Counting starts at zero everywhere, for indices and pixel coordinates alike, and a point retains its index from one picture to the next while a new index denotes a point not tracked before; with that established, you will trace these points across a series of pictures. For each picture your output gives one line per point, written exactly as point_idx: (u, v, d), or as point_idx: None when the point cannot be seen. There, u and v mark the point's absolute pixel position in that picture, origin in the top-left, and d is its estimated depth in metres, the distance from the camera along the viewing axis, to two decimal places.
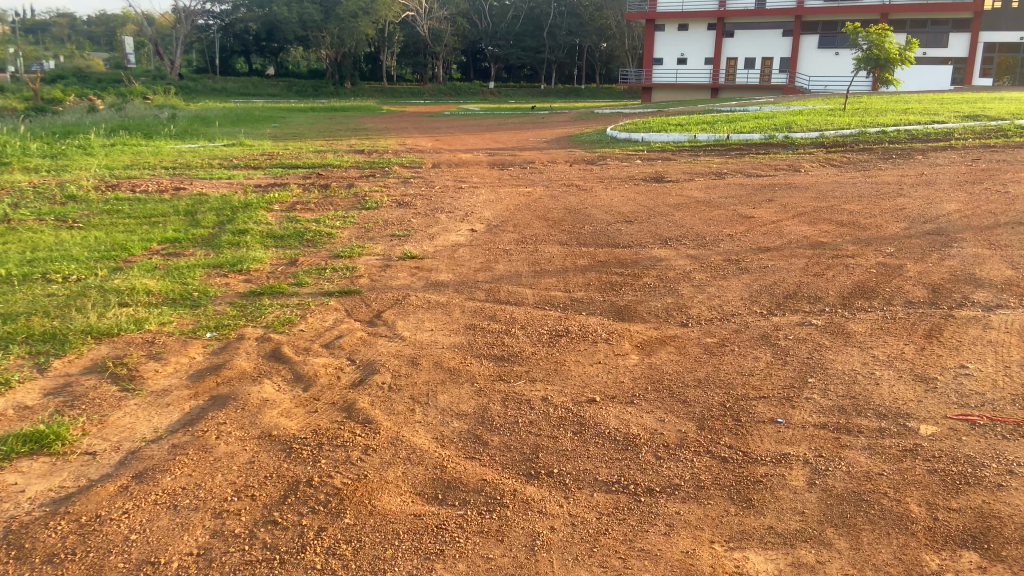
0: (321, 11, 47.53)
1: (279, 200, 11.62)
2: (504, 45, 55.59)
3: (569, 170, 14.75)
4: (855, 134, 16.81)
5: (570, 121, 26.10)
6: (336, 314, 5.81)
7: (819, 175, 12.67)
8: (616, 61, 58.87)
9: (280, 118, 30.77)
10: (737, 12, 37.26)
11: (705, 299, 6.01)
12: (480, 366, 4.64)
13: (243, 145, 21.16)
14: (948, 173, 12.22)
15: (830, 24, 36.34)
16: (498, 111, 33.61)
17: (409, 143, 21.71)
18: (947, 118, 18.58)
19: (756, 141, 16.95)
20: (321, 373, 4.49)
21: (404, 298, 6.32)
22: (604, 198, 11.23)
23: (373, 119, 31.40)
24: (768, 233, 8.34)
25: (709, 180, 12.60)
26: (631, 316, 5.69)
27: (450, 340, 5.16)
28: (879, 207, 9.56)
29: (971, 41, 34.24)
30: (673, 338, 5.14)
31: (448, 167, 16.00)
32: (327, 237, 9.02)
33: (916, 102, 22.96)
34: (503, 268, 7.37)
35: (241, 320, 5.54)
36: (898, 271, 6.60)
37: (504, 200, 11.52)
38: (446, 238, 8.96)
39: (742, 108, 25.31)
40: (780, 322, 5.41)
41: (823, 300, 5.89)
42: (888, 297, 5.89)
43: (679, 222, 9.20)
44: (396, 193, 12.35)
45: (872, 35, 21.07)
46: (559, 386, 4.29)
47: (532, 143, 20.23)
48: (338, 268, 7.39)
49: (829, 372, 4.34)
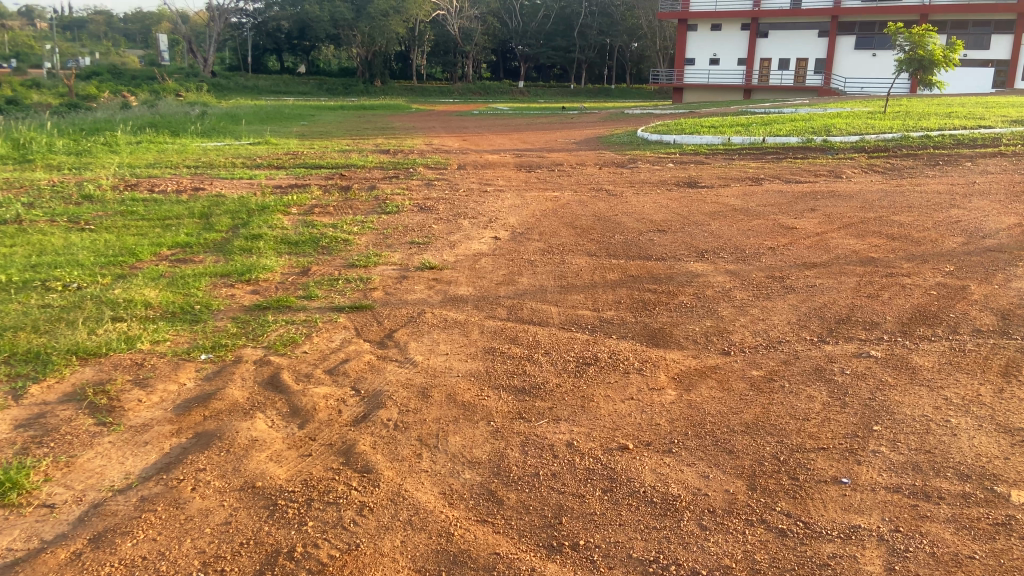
0: (352, 10, 47.32)
1: (297, 203, 11.24)
2: (534, 45, 55.09)
3: (599, 173, 14.24)
4: (897, 139, 16.04)
5: (600, 122, 25.50)
6: (345, 333, 5.37)
7: (862, 182, 12.01)
8: (647, 61, 58.11)
9: (308, 116, 30.58)
10: (772, 13, 36.42)
11: (748, 324, 5.46)
12: (499, 399, 4.18)
13: (269, 143, 20.91)
14: (1003, 182, 11.48)
15: (868, 24, 35.32)
16: (526, 111, 33.14)
17: (435, 142, 21.27)
18: (995, 122, 17.71)
19: (793, 145, 16.26)
20: (320, 406, 4.04)
21: (418, 315, 5.86)
22: (635, 204, 10.70)
23: (401, 117, 31.03)
24: (813, 247, 7.76)
25: (746, 186, 11.99)
26: (666, 342, 5.16)
27: (466, 368, 4.69)
28: (931, 218, 8.93)
29: (1014, 42, 33.04)
30: (714, 370, 4.62)
31: (474, 169, 15.55)
32: (344, 244, 8.60)
33: (958, 106, 22.07)
34: (527, 282, 6.88)
35: (240, 339, 5.12)
36: (960, 293, 5.99)
37: (530, 205, 11.02)
38: (467, 246, 8.49)
39: (778, 109, 24.56)
40: (834, 353, 4.86)
41: (880, 327, 5.31)
42: (952, 325, 5.30)
43: (715, 232, 8.64)
44: (419, 197, 11.91)
45: (915, 35, 20.17)
46: (587, 428, 3.79)
47: (562, 144, 19.71)
48: (352, 280, 6.95)
49: (897, 418, 3.78)
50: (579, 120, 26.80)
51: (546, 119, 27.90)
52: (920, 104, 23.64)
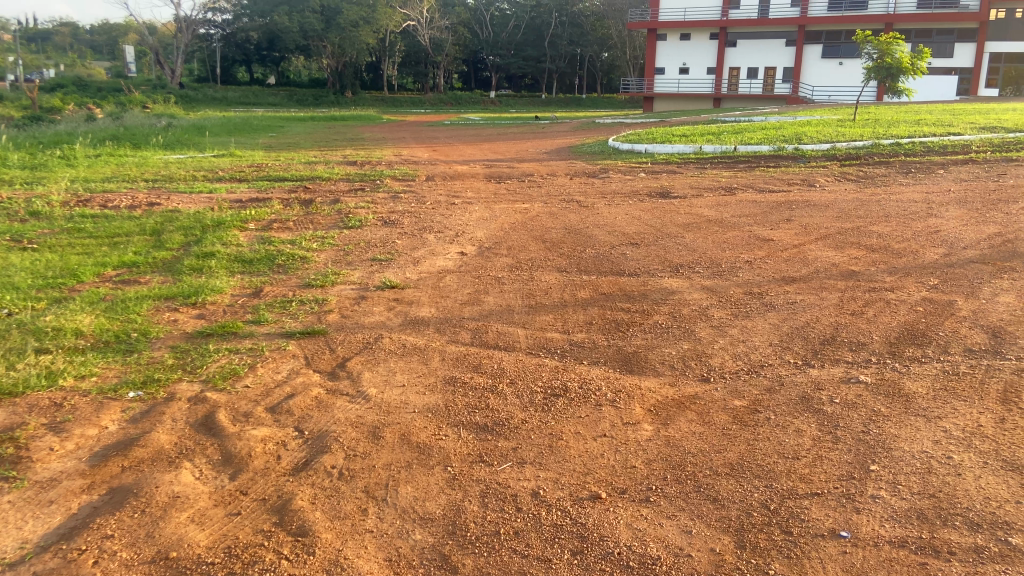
0: (322, 20, 46.47)
1: (255, 218, 10.77)
2: (505, 55, 55.00)
3: (570, 184, 13.90)
4: (868, 146, 15.94)
5: (571, 131, 25.25)
6: (293, 362, 4.97)
7: (836, 191, 11.81)
8: (618, 70, 58.31)
9: (277, 127, 30.02)
10: (740, 22, 36.58)
11: (728, 346, 5.11)
12: (460, 439, 3.80)
13: (233, 156, 20.33)
14: (978, 190, 11.32)
15: (834, 34, 35.59)
16: (498, 120, 32.93)
17: (404, 153, 20.84)
18: (963, 129, 17.68)
19: (764, 153, 16.10)
20: (257, 452, 3.62)
21: (375, 342, 5.44)
22: (607, 215, 10.37)
23: (371, 128, 30.60)
24: (791, 260, 7.48)
25: (719, 196, 11.72)
26: (641, 367, 4.81)
27: (423, 403, 4.28)
28: (909, 228, 8.70)
29: (976, 50, 33.24)
30: (693, 401, 4.27)
31: (442, 180, 15.16)
32: (302, 262, 8.16)
33: (925, 113, 22.18)
34: (493, 301, 6.49)
35: (176, 372, 4.69)
36: (947, 310, 5.70)
37: (498, 218, 10.64)
38: (431, 263, 8.08)
39: (748, 118, 24.55)
40: (820, 378, 4.53)
41: (867, 348, 5.00)
42: (942, 344, 4.99)
43: (689, 245, 8.32)
44: (383, 210, 11.48)
45: (881, 43, 20.28)
46: (555, 472, 3.41)
47: (533, 154, 19.39)
48: (306, 301, 6.55)
49: (894, 456, 3.44)
50: (550, 129, 26.63)
51: (518, 129, 27.63)
52: (889, 112, 23.69)
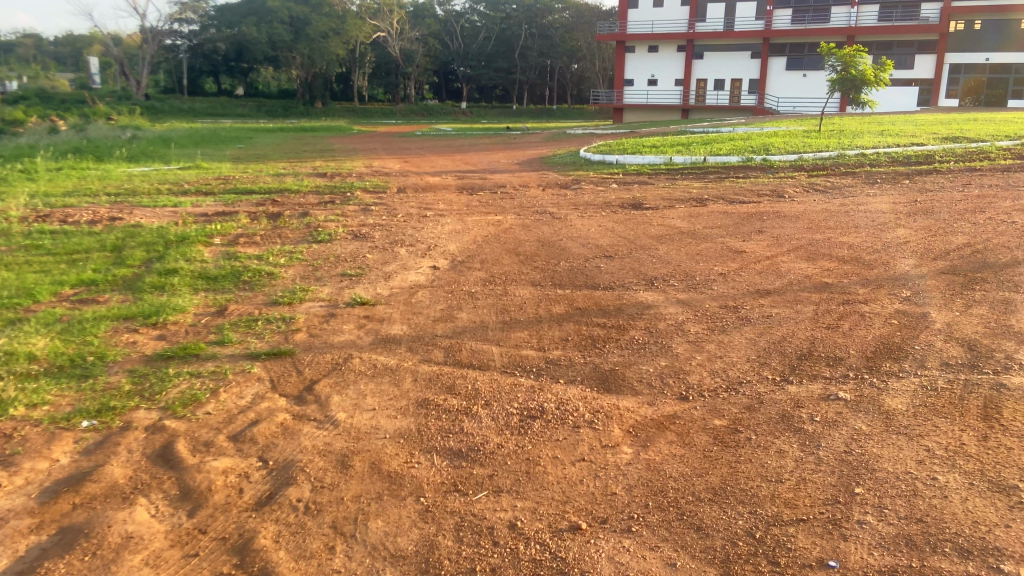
0: (290, 32, 45.98)
1: (221, 232, 10.54)
2: (475, 66, 55.02)
3: (542, 195, 13.82)
4: (834, 157, 16.10)
5: (542, 142, 25.23)
6: (258, 387, 4.85)
7: (805, 201, 11.86)
8: (587, 81, 58.62)
9: (245, 138, 29.62)
10: (706, 34, 36.99)
11: (706, 362, 5.03)
12: (434, 466, 3.67)
13: (200, 168, 19.98)
14: (944, 200, 11.43)
15: (798, 46, 36.10)
16: (470, 131, 32.93)
17: (375, 164, 20.66)
18: (927, 140, 17.93)
19: (733, 164, 16.20)
20: (216, 486, 3.59)
21: (345, 361, 5.29)
22: (580, 227, 10.29)
23: (341, 139, 30.37)
24: (765, 272, 7.44)
25: (691, 206, 11.71)
26: (618, 386, 4.70)
27: (395, 427, 4.15)
28: (880, 239, 8.72)
29: (937, 62, 33.83)
30: (673, 421, 4.17)
31: (413, 192, 15.00)
32: (269, 279, 7.98)
33: (891, 123, 22.48)
34: (466, 318, 6.35)
35: (133, 400, 4.59)
36: (922, 322, 5.67)
37: (471, 230, 10.51)
38: (403, 278, 7.92)
39: (716, 129, 24.79)
40: (800, 395, 4.45)
41: (844, 362, 4.94)
42: (919, 358, 4.95)
43: (663, 257, 8.26)
44: (353, 223, 11.31)
45: (844, 55, 20.58)
46: (532, 502, 3.31)
47: (504, 165, 19.31)
48: (273, 320, 6.39)
49: (879, 478, 3.37)
50: (522, 140, 26.61)
51: (489, 139, 27.55)
52: (854, 122, 24.01)
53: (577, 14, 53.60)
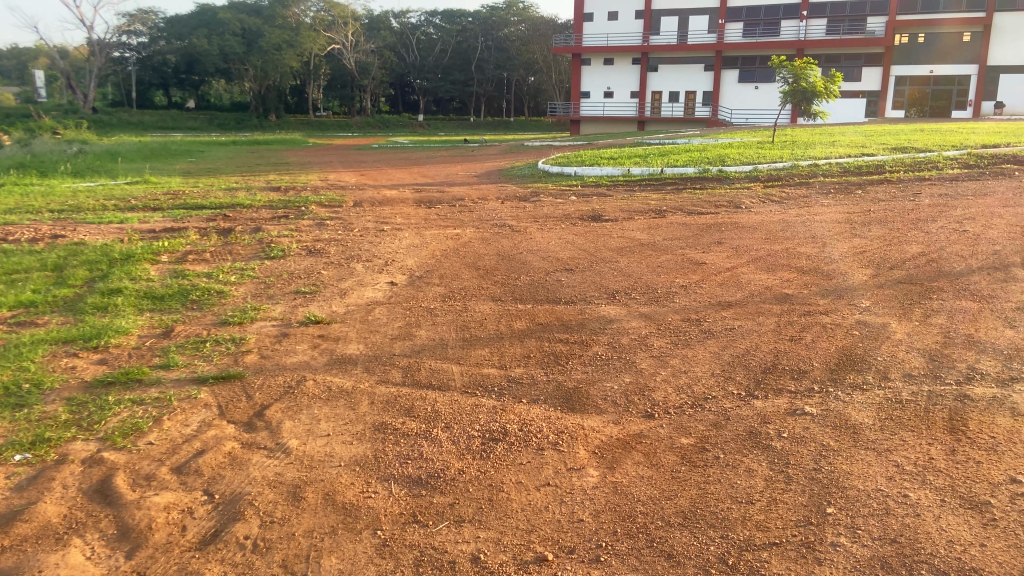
0: (243, 44, 45.33)
1: (169, 250, 10.21)
2: (432, 79, 54.91)
3: (501, 208, 13.71)
4: (788, 168, 16.32)
5: (500, 154, 25.14)
6: (204, 414, 4.62)
7: (762, 212, 11.95)
8: (544, 94, 58.96)
9: (197, 153, 28.97)
10: (660, 47, 37.46)
11: (670, 378, 4.93)
12: (392, 496, 3.49)
13: (148, 183, 19.40)
14: (897, 209, 11.61)
15: (749, 59, 36.76)
16: (427, 143, 32.72)
17: (331, 178, 20.33)
18: (877, 150, 18.31)
19: (690, 175, 16.31)
20: (158, 523, 3.38)
21: (297, 384, 5.08)
22: (540, 240, 10.18)
23: (296, 153, 29.86)
24: (725, 284, 7.41)
25: (649, 218, 11.71)
26: (582, 405, 4.57)
27: (350, 454, 3.96)
28: (837, 250, 8.80)
29: (883, 74, 34.73)
30: (639, 441, 4.05)
31: (370, 206, 14.76)
32: (218, 298, 7.71)
33: (841, 135, 22.92)
34: (425, 335, 6.17)
35: (69, 430, 4.33)
36: (882, 333, 5.67)
37: (429, 245, 10.33)
38: (359, 295, 7.72)
39: (672, 141, 25.01)
40: (765, 411, 4.38)
41: (809, 376, 4.89)
42: (881, 370, 4.93)
43: (624, 269, 8.20)
44: (308, 238, 11.04)
45: (796, 67, 20.92)
46: (495, 532, 3.17)
47: (463, 178, 19.15)
48: (221, 342, 6.14)
49: (849, 496, 3.29)
50: (480, 152, 26.50)
51: (447, 152, 27.38)
52: (805, 134, 24.45)
53: (532, 27, 53.86)
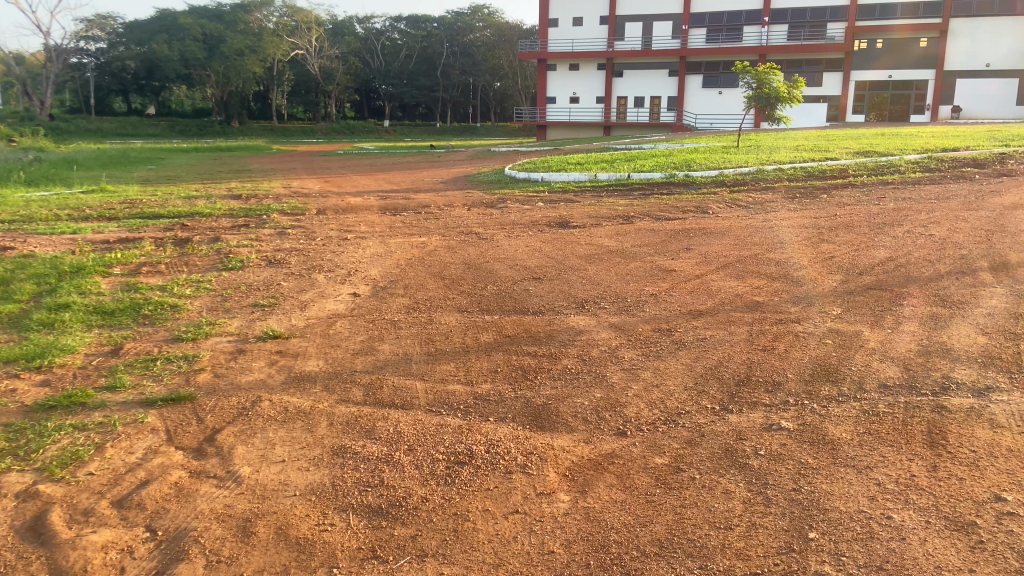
0: (204, 49, 44.55)
1: (122, 262, 9.83)
2: (398, 84, 54.55)
3: (467, 215, 13.51)
4: (753, 172, 16.37)
5: (467, 160, 24.94)
6: (150, 440, 4.33)
7: (729, 217, 11.92)
8: (511, 99, 58.95)
9: (157, 159, 28.33)
10: (625, 53, 37.61)
11: (643, 392, 4.77)
12: (349, 529, 3.27)
13: (105, 191, 18.83)
14: (862, 214, 11.66)
15: (713, 65, 37.08)
16: (393, 150, 32.42)
17: (294, 185, 19.95)
18: (839, 154, 18.47)
19: (657, 180, 16.27)
20: (95, 565, 3.13)
21: (252, 405, 4.82)
22: (507, 248, 10.01)
23: (259, 159, 29.33)
24: (695, 292, 7.30)
25: (617, 224, 11.61)
26: (552, 423, 4.38)
27: (306, 482, 3.73)
28: (805, 255, 8.76)
29: (843, 79, 35.27)
30: (612, 461, 3.87)
31: (334, 214, 14.47)
32: (172, 312, 7.40)
33: (804, 139, 23.15)
34: (388, 350, 5.94)
35: (4, 461, 4.03)
36: (855, 341, 5.58)
37: (394, 253, 10.10)
38: (320, 307, 7.46)
39: (637, 146, 25.07)
40: (741, 426, 4.23)
41: (783, 388, 4.76)
42: (856, 380, 4.83)
43: (592, 278, 8.05)
44: (268, 248, 10.72)
45: (759, 73, 21.06)
46: (461, 568, 2.97)
47: (429, 184, 18.92)
48: (173, 360, 5.83)
49: (831, 519, 3.16)
50: (447, 158, 26.28)
51: (413, 158, 27.12)
52: (769, 138, 24.64)
53: (498, 32, 53.79)
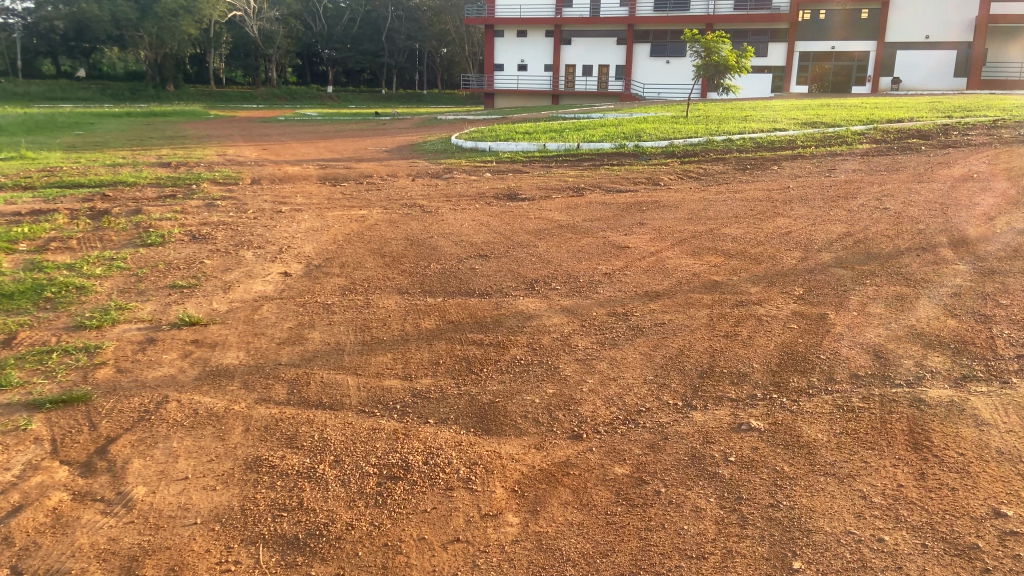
0: (136, 9, 42.22)
1: (28, 237, 8.93)
2: (341, 49, 52.83)
3: (411, 185, 12.90)
4: (703, 143, 16.04)
5: (412, 128, 24.08)
6: (32, 452, 3.71)
7: (682, 190, 11.59)
8: (457, 66, 57.75)
9: (84, 124, 26.80)
10: (574, 20, 36.91)
11: (599, 387, 4.32)
12: (257, 569, 2.77)
13: (24, 158, 17.58)
14: (814, 186, 11.43)
15: (660, 33, 36.68)
16: (336, 116, 31.37)
17: (230, 153, 18.95)
18: (787, 125, 18.28)
19: (606, 150, 15.83)
20: None
21: (156, 408, 4.20)
22: (453, 222, 9.44)
23: (195, 125, 28.01)
24: (651, 270, 6.91)
25: (568, 197, 11.15)
26: (498, 426, 3.91)
27: (211, 506, 3.19)
28: (762, 230, 8.44)
29: (788, 50, 35.27)
30: (566, 472, 3.42)
31: (270, 184, 13.68)
32: (78, 295, 6.65)
33: (752, 110, 22.97)
34: (318, 338, 5.37)
35: None
36: (822, 325, 5.24)
37: (331, 228, 9.44)
38: (247, 288, 6.82)
39: (586, 115, 24.58)
40: (707, 426, 3.82)
41: (750, 380, 4.38)
42: (826, 370, 4.47)
43: (542, 256, 7.56)
44: (194, 221, 9.95)
45: (707, 42, 20.55)
46: None
47: (371, 153, 18.16)
48: (71, 352, 5.14)
49: (816, 544, 2.80)
50: (392, 125, 25.45)
51: (357, 125, 26.19)
52: (717, 108, 24.42)
53: None
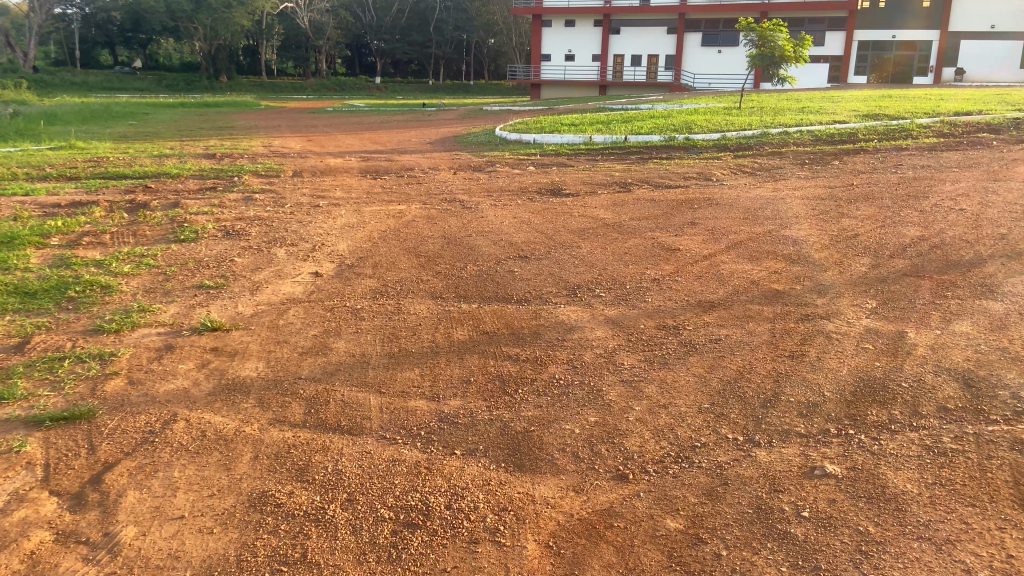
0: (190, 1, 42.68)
1: (62, 231, 8.77)
2: (389, 39, 52.78)
3: (452, 179, 12.48)
4: (757, 135, 15.29)
5: (456, 119, 23.68)
6: (22, 480, 3.40)
7: (736, 186, 10.93)
8: (503, 57, 57.28)
9: (135, 114, 27.01)
10: (623, 9, 36.07)
11: (647, 416, 3.84)
12: None
13: (73, 148, 17.68)
14: (880, 183, 10.68)
15: (712, 22, 35.60)
16: (382, 107, 31.16)
17: (275, 144, 18.81)
18: (848, 117, 17.39)
19: (655, 143, 15.20)
20: None
21: (160, 429, 3.85)
22: (492, 219, 9.00)
23: (243, 115, 28.09)
24: (704, 276, 6.37)
25: (614, 193, 10.61)
26: (534, 461, 3.45)
27: (206, 554, 2.82)
28: (824, 232, 7.81)
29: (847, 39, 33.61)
30: (610, 524, 2.97)
31: (310, 176, 13.43)
32: (102, 295, 6.40)
33: (809, 101, 21.98)
34: (343, 349, 4.98)
35: None
36: (902, 346, 4.65)
37: (367, 224, 9.08)
38: (274, 289, 6.49)
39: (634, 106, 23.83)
40: (772, 469, 3.32)
41: (822, 411, 3.84)
42: (910, 403, 3.90)
43: (586, 258, 7.07)
44: (230, 216, 9.70)
45: (762, 30, 19.60)
46: None
47: (414, 144, 17.82)
48: (84, 360, 4.85)
49: None
50: (437, 116, 25.09)
51: (401, 116, 25.89)
52: (771, 99, 23.48)
53: None
